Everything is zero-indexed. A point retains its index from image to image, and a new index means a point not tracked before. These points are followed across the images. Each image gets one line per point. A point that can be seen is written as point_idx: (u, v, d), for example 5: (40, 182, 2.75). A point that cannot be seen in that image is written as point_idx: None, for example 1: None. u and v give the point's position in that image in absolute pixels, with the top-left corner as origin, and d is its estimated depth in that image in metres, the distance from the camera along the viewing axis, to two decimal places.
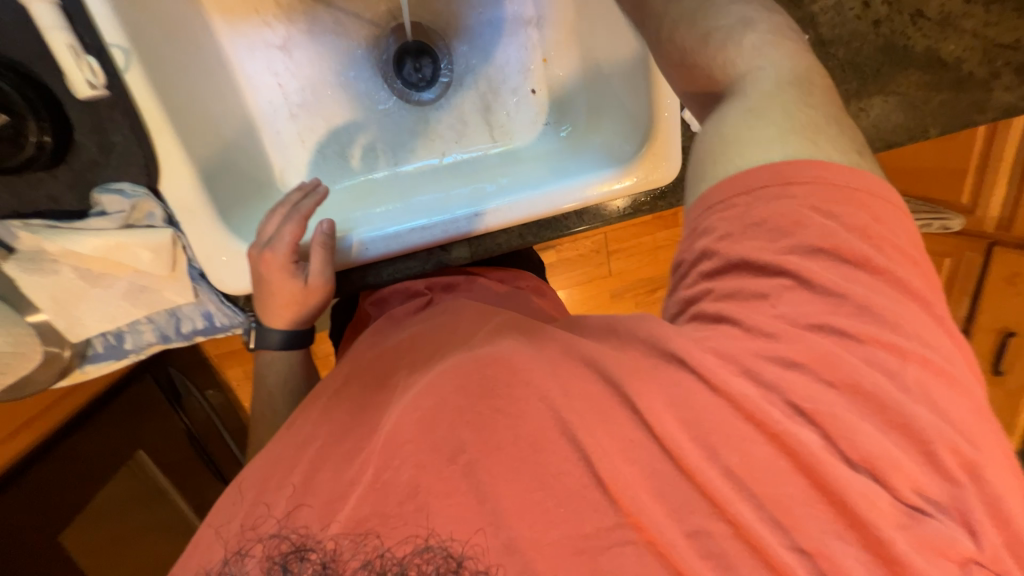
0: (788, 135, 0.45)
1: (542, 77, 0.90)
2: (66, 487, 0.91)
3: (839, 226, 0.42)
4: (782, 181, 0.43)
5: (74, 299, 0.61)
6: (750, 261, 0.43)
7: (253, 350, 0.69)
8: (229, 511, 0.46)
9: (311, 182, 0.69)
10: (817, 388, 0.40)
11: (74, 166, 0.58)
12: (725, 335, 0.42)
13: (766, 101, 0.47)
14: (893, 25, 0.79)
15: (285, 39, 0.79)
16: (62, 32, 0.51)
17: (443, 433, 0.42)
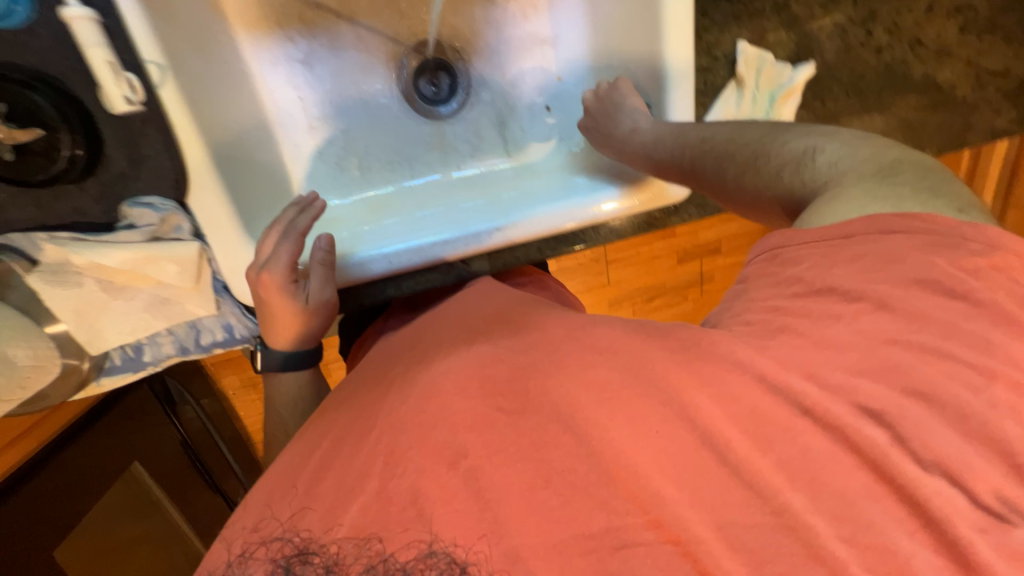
0: (873, 195, 0.47)
1: (557, 93, 0.91)
2: (64, 499, 0.87)
3: (915, 257, 0.43)
4: (877, 229, 0.45)
5: (96, 311, 0.61)
6: (821, 290, 0.44)
7: (259, 370, 0.67)
8: (232, 521, 0.44)
9: (307, 196, 0.64)
10: (882, 394, 0.40)
11: (102, 179, 0.58)
12: (788, 346, 0.42)
13: (848, 164, 0.50)
14: (894, 53, 0.83)
15: (307, 53, 0.80)
16: (102, 49, 0.53)
17: (441, 439, 0.41)
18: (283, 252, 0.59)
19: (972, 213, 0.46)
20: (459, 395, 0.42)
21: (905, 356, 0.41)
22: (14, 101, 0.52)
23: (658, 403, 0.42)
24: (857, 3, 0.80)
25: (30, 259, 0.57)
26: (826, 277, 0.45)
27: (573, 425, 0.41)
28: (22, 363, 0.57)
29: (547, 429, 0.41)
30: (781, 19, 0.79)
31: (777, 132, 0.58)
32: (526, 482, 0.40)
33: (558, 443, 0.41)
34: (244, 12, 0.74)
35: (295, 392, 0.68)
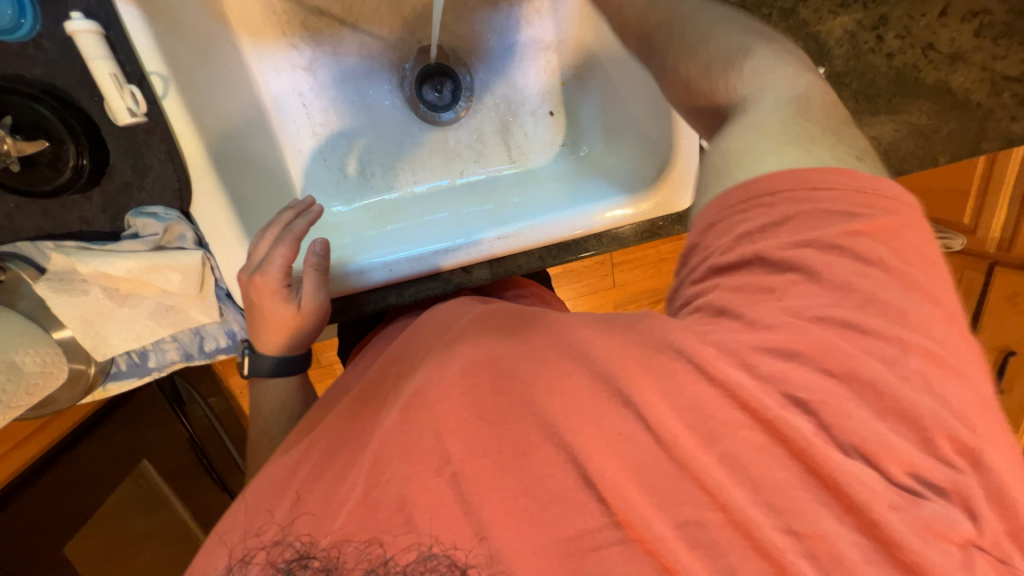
0: (794, 145, 0.43)
1: (560, 100, 0.91)
2: (72, 495, 0.87)
3: (835, 218, 0.40)
4: (804, 186, 0.41)
5: (103, 319, 0.61)
6: (749, 257, 0.41)
7: (247, 375, 0.65)
8: (226, 525, 0.44)
9: (303, 201, 0.65)
10: (813, 378, 0.38)
11: (107, 189, 0.59)
12: (725, 330, 0.39)
13: (778, 108, 0.46)
14: (906, 58, 0.81)
15: (311, 60, 0.81)
16: (105, 62, 0.53)
17: (429, 445, 0.39)
18: (277, 255, 0.59)
19: (868, 159, 0.45)
20: (447, 401, 0.40)
21: (919, 379, 0.38)
22: (21, 113, 0.53)
23: (614, 402, 0.39)
24: (867, 8, 0.78)
25: (39, 267, 0.58)
26: (749, 245, 0.41)
27: (561, 440, 0.39)
28: (29, 370, 0.57)
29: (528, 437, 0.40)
30: (787, 25, 0.78)
31: (738, 57, 0.50)
32: (514, 491, 0.39)
33: (541, 457, 0.39)
34: (249, 19, 0.75)
35: (285, 398, 0.66)
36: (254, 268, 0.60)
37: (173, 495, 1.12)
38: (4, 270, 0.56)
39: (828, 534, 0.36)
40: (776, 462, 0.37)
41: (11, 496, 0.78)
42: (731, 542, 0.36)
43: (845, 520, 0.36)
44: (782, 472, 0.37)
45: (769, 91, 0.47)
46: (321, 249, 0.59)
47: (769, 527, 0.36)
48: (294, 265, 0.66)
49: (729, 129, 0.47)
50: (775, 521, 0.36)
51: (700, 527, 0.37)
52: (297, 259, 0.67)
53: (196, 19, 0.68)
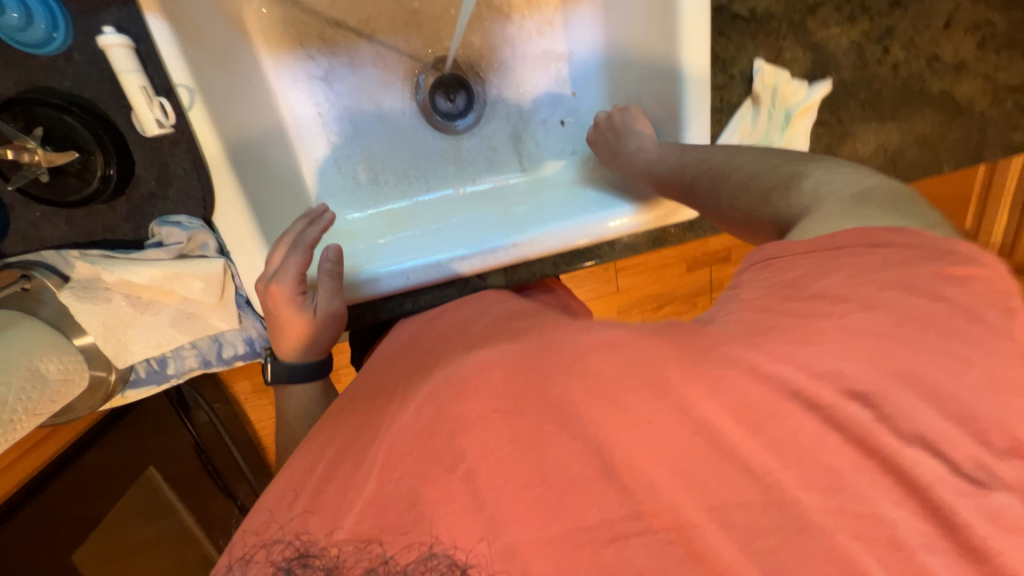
0: (856, 213, 0.45)
1: (571, 108, 0.92)
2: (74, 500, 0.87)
3: (887, 270, 0.40)
4: (866, 241, 0.42)
5: (124, 326, 0.62)
6: (824, 294, 0.40)
7: (269, 381, 0.65)
8: (240, 523, 0.43)
9: (316, 209, 0.66)
10: (869, 373, 0.37)
11: (132, 198, 0.59)
12: (780, 339, 0.39)
13: (833, 194, 0.48)
14: (911, 69, 0.83)
15: (327, 71, 0.82)
16: (135, 74, 0.54)
17: (443, 442, 0.39)
18: (292, 263, 0.60)
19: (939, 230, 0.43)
20: (474, 402, 0.40)
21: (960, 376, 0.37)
22: (50, 124, 0.54)
23: (649, 396, 0.39)
24: (873, 21, 0.80)
25: (62, 275, 0.58)
26: (812, 284, 0.41)
27: (590, 441, 0.38)
28: (54, 377, 0.57)
29: (542, 428, 0.39)
30: (796, 37, 0.79)
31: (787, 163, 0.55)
32: (531, 480, 0.38)
33: (563, 450, 0.38)
34: (266, 31, 0.77)
35: (308, 402, 0.67)
36: (269, 276, 0.61)
37: (179, 502, 1.12)
38: (30, 278, 0.56)
39: (872, 535, 0.35)
40: (812, 462, 0.36)
41: (18, 506, 0.78)
42: (767, 542, 0.36)
43: (894, 519, 0.35)
44: (829, 469, 0.36)
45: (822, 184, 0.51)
46: (335, 255, 0.60)
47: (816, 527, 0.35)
48: (309, 272, 0.67)
49: (783, 212, 0.51)
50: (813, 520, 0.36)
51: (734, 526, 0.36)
52: (312, 265, 0.67)
53: (217, 31, 0.69)
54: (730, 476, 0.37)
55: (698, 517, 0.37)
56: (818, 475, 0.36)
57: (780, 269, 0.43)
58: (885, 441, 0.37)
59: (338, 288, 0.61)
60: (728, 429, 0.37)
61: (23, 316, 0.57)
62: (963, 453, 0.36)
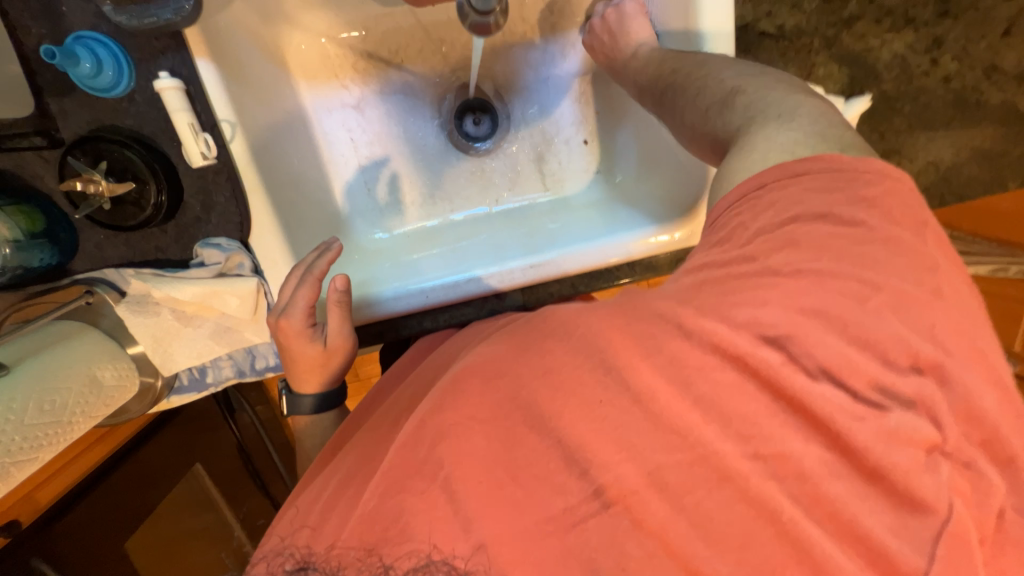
0: (793, 134, 0.43)
1: (594, 129, 0.93)
2: (131, 487, 0.92)
3: (820, 195, 0.40)
4: (789, 172, 0.41)
5: (170, 337, 0.68)
6: (762, 234, 0.39)
7: (286, 415, 0.69)
8: (260, 544, 0.43)
9: (328, 241, 0.68)
10: (869, 397, 0.36)
11: (180, 222, 0.66)
12: (710, 300, 0.38)
13: (776, 122, 0.45)
14: (965, 80, 0.77)
15: (359, 100, 0.87)
16: (185, 113, 0.61)
17: (422, 455, 0.37)
18: (300, 297, 0.63)
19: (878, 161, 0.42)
20: (449, 410, 0.38)
21: (948, 408, 0.36)
22: (114, 159, 0.61)
23: (644, 421, 0.36)
24: (919, 31, 0.75)
25: (119, 291, 0.65)
26: (743, 233, 0.40)
27: (582, 467, 0.36)
28: (108, 383, 0.63)
29: (514, 430, 0.37)
30: (830, 53, 0.76)
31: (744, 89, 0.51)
32: (502, 481, 0.36)
33: (530, 447, 0.37)
34: (306, 66, 0.84)
35: (322, 432, 0.70)
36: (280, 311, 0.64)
37: (223, 500, 1.13)
38: (93, 293, 0.63)
39: (862, 559, 0.34)
40: (810, 485, 0.35)
41: (67, 507, 0.81)
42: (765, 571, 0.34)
43: (882, 547, 0.33)
44: (825, 494, 0.34)
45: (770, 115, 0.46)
46: (341, 285, 0.59)
47: (811, 553, 0.33)
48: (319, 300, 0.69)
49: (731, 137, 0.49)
50: (810, 545, 0.34)
51: (727, 554, 0.34)
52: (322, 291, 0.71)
53: (261, 69, 0.75)
54: (734, 507, 0.35)
55: (682, 537, 0.34)
56: (813, 494, 0.35)
57: (716, 230, 0.43)
58: (897, 470, 0.34)
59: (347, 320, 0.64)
60: (733, 444, 0.35)
61: (86, 326, 0.65)
62: (964, 476, 0.36)
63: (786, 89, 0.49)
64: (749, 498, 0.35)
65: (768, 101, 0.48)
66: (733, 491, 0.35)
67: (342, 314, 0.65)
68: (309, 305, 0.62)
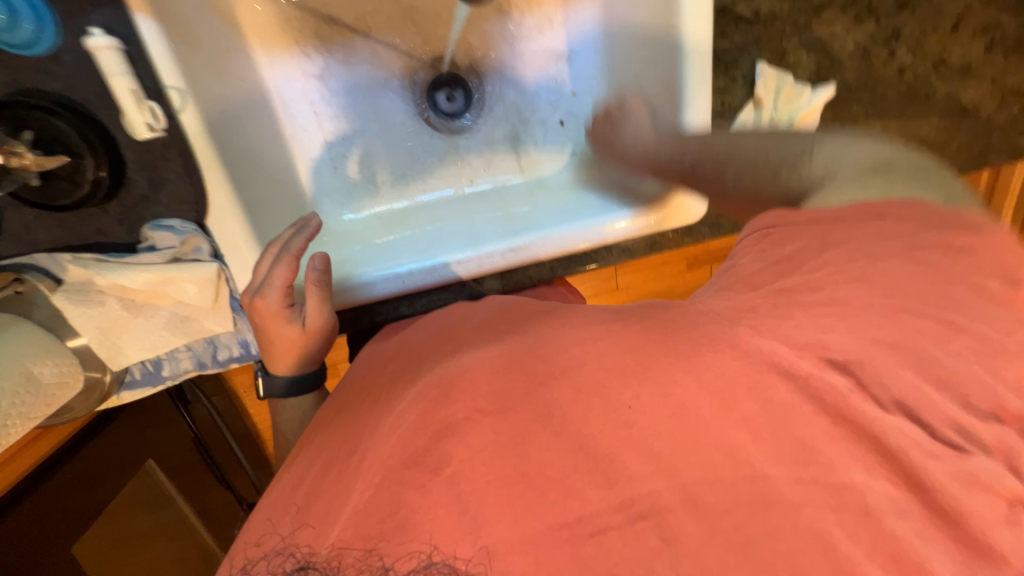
0: (867, 181, 0.45)
1: (570, 109, 0.92)
2: (79, 486, 0.84)
3: (894, 236, 0.41)
4: (869, 214, 0.42)
5: (117, 329, 0.62)
6: (838, 267, 0.40)
7: (263, 397, 0.65)
8: (242, 533, 0.41)
9: (309, 219, 0.64)
10: (866, 373, 0.37)
11: (124, 201, 0.60)
12: (779, 319, 0.39)
13: (851, 163, 0.47)
14: (917, 72, 0.81)
15: (323, 69, 0.82)
16: (125, 77, 0.55)
17: (425, 445, 0.36)
18: (276, 276, 0.59)
19: (960, 201, 0.44)
20: (456, 403, 0.38)
21: (937, 383, 0.37)
22: (39, 126, 0.54)
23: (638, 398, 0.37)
24: (879, 23, 0.78)
25: (55, 278, 0.58)
26: (814, 265, 0.41)
27: (582, 447, 0.36)
28: (48, 380, 0.56)
29: (523, 425, 0.37)
30: (801, 40, 0.78)
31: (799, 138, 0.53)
32: (513, 480, 0.35)
33: (538, 433, 0.36)
34: (261, 31, 0.76)
35: (301, 417, 0.66)
36: (256, 289, 0.60)
37: (178, 493, 1.06)
38: (22, 281, 0.56)
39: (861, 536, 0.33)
40: (808, 461, 0.35)
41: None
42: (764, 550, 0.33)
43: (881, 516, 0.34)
44: (811, 461, 0.35)
45: (844, 165, 0.47)
46: (320, 263, 0.58)
47: (824, 532, 0.33)
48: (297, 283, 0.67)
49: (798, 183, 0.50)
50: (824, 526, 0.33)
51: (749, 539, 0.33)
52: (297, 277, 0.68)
53: (213, 31, 0.68)
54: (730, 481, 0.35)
55: (680, 519, 0.34)
56: (823, 471, 0.35)
57: (781, 249, 0.44)
58: (877, 433, 0.36)
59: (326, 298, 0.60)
60: (736, 427, 0.36)
61: (17, 318, 0.56)
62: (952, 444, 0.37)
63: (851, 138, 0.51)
64: (747, 478, 0.35)
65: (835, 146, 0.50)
66: (726, 470, 0.35)
67: (322, 294, 0.61)
68: (286, 286, 0.59)
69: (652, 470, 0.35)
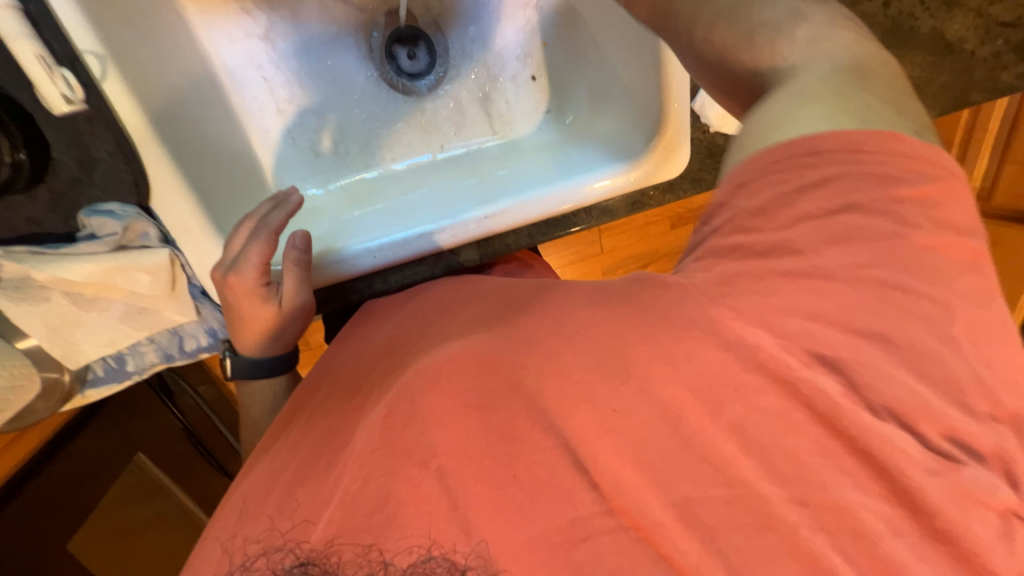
0: (847, 97, 0.37)
1: (541, 62, 0.86)
2: (69, 486, 0.81)
3: (878, 185, 0.36)
4: (845, 148, 0.36)
5: (70, 326, 0.58)
6: (808, 219, 0.36)
7: (229, 378, 0.62)
8: (216, 528, 0.39)
9: (283, 192, 0.61)
10: (860, 338, 0.35)
11: (54, 185, 0.55)
12: (748, 299, 0.35)
13: (824, 81, 0.38)
14: (901, 7, 0.78)
15: (267, 29, 0.74)
16: (29, 41, 0.49)
17: (412, 439, 0.35)
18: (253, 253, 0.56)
19: (927, 134, 0.38)
20: (435, 397, 0.36)
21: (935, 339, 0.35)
22: None
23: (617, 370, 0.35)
24: None
25: None
26: (784, 218, 0.36)
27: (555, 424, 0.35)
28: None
29: (514, 420, 0.35)
30: None
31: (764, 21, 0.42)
32: (506, 480, 0.34)
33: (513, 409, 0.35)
34: None
35: (271, 398, 0.63)
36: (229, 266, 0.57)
37: (171, 481, 1.04)
38: None
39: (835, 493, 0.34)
40: (789, 424, 0.34)
41: None
42: (735, 512, 0.34)
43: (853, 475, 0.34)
44: (788, 426, 0.35)
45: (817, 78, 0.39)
46: (303, 241, 0.57)
47: (796, 496, 0.34)
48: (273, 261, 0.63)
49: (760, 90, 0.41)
50: (801, 491, 0.34)
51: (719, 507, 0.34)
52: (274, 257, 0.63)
53: None
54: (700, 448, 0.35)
55: (653, 488, 0.34)
56: (797, 433, 0.35)
57: (750, 194, 0.38)
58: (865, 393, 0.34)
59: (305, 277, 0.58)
60: (718, 401, 0.35)
61: None
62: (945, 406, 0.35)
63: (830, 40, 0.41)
64: (722, 444, 0.35)
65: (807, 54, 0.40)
66: (700, 438, 0.35)
67: (301, 274, 0.58)
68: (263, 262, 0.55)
69: (637, 445, 0.35)
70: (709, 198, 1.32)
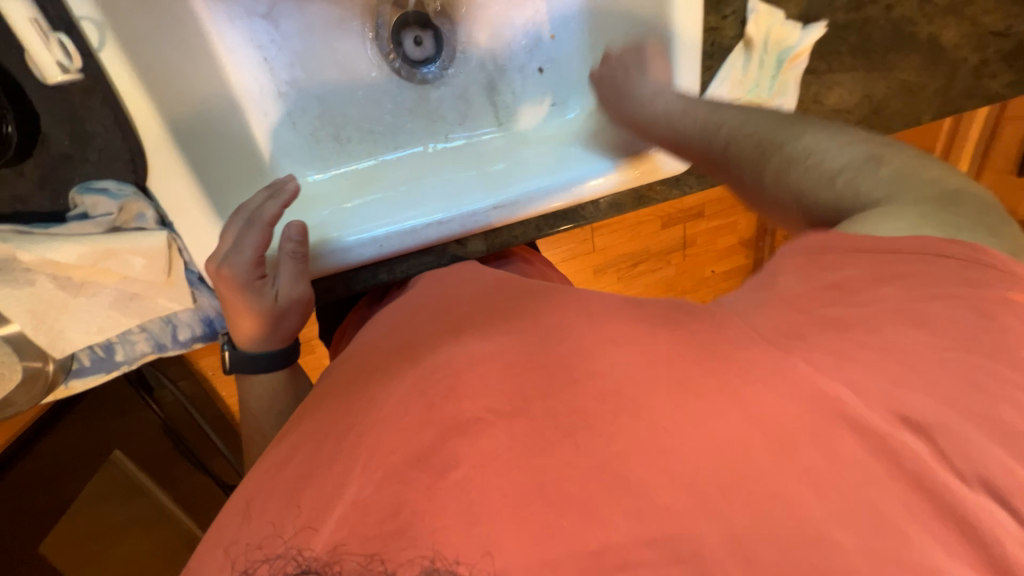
0: (931, 216, 0.38)
1: (549, 54, 0.84)
2: (35, 482, 0.76)
3: (951, 282, 0.35)
4: (926, 254, 0.36)
5: (56, 311, 0.55)
6: (893, 306, 0.34)
7: (229, 371, 0.57)
8: (216, 521, 0.34)
9: (284, 181, 0.59)
10: (924, 345, 0.32)
11: (42, 161, 0.52)
12: (823, 338, 0.33)
13: (909, 191, 0.40)
14: (904, 10, 0.79)
15: (270, 7, 0.71)
16: (22, 3, 0.46)
17: (429, 443, 0.32)
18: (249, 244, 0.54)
19: (1023, 252, 0.37)
20: (465, 401, 0.33)
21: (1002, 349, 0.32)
22: None
23: (660, 370, 0.33)
24: None
25: None
26: (866, 295, 0.35)
27: (593, 428, 0.32)
28: None
29: (541, 426, 0.32)
30: None
31: (828, 141, 0.45)
32: (528, 490, 0.30)
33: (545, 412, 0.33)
34: None
35: (272, 395, 0.59)
36: (222, 258, 0.54)
37: (148, 478, 0.99)
38: None
39: (928, 513, 0.29)
40: (860, 428, 0.30)
41: None
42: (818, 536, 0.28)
43: (948, 493, 0.29)
44: (867, 435, 0.30)
45: (902, 191, 0.40)
46: (303, 233, 0.56)
47: (883, 507, 0.28)
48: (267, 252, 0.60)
49: (839, 202, 0.42)
50: (884, 499, 0.29)
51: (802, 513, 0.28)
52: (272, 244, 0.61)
53: None
54: (774, 451, 0.30)
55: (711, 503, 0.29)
56: (881, 441, 0.30)
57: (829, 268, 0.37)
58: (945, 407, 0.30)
59: (302, 268, 0.57)
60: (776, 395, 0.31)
61: None
62: None
63: (908, 157, 0.43)
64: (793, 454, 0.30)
65: (882, 168, 0.42)
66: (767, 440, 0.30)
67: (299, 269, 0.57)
68: (258, 253, 0.54)
69: (678, 450, 0.30)
70: (703, 199, 1.33)
